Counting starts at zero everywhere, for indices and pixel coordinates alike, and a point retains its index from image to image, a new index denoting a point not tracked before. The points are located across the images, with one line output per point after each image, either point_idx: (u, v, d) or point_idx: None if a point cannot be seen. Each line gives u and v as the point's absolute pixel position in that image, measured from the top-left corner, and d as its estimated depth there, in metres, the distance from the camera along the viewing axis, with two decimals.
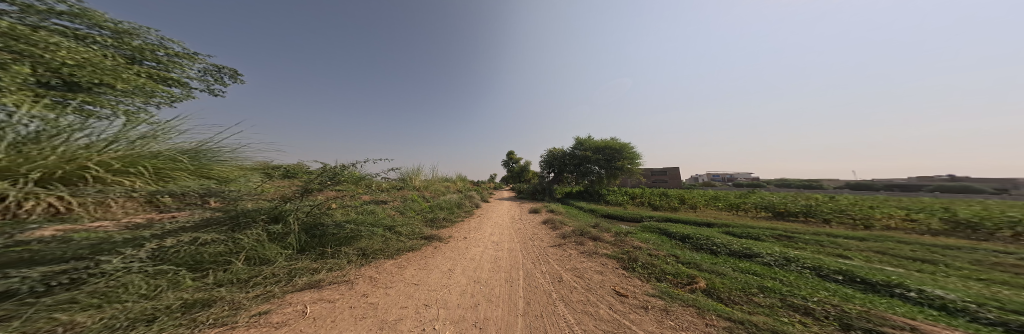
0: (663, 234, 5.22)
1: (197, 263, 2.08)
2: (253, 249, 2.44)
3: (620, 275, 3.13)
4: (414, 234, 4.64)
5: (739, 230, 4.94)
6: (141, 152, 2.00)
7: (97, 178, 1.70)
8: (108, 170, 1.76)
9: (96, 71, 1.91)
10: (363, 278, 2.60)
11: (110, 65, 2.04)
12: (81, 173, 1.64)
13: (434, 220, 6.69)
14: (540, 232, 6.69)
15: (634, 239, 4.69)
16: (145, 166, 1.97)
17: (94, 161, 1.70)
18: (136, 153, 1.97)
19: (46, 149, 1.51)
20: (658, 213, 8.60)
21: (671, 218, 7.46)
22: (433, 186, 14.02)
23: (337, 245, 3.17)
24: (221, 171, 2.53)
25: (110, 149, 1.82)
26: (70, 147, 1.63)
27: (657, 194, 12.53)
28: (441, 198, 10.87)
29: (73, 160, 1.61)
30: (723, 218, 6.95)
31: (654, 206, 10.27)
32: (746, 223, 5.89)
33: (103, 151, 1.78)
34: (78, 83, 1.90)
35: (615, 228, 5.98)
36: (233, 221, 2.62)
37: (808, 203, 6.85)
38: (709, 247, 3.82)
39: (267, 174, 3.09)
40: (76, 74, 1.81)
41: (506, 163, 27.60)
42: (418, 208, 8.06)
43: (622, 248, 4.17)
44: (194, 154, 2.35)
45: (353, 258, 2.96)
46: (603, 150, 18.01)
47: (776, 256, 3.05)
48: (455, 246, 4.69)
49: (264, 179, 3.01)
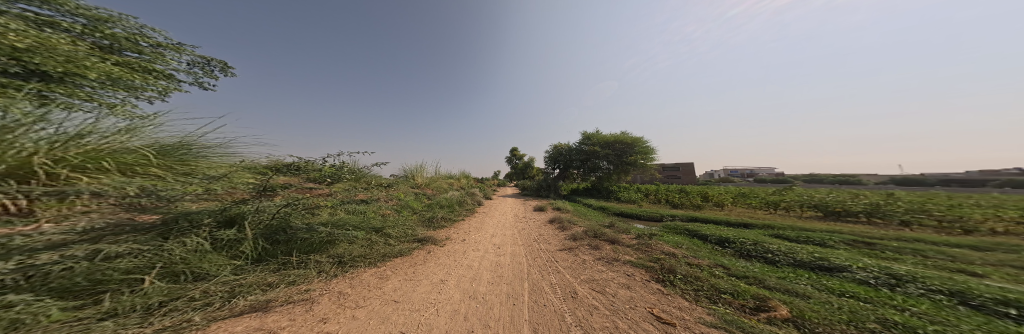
0: (692, 235, 4.45)
1: (90, 286, 1.32)
2: (184, 263, 1.72)
3: (654, 292, 2.42)
4: (407, 237, 4.14)
5: (793, 233, 4.08)
6: (116, 148, 1.56)
7: (52, 176, 1.28)
8: (67, 166, 1.34)
9: (55, 58, 1.36)
10: (328, 295, 2.11)
11: (70, 48, 1.48)
12: (36, 169, 1.22)
13: (433, 220, 6.20)
14: (548, 233, 6.01)
15: (661, 242, 3.93)
16: (131, 160, 1.58)
17: (49, 156, 1.27)
18: (111, 148, 1.54)
19: (13, 145, 1.12)
20: (679, 211, 7.76)
21: (696, 217, 6.60)
22: (436, 183, 13.73)
23: (310, 250, 2.67)
24: (203, 167, 2.01)
25: (75, 145, 1.39)
26: (32, 141, 1.22)
27: (676, 191, 11.54)
28: (443, 196, 10.50)
29: (33, 154, 1.21)
30: (761, 218, 6.03)
31: (674, 203, 9.37)
32: (795, 224, 4.97)
33: (67, 146, 1.36)
34: (46, 71, 1.39)
35: (636, 229, 5.22)
36: (166, 226, 1.89)
37: (869, 201, 5.79)
38: (761, 254, 3.05)
39: (277, 171, 2.66)
40: (42, 64, 1.30)
41: (511, 160, 27.05)
42: (417, 206, 7.66)
43: (648, 254, 3.44)
44: (189, 150, 1.97)
45: (317, 268, 2.45)
46: (615, 144, 16.87)
47: (875, 272, 2.21)
48: (452, 250, 4.18)
49: (253, 176, 2.42)
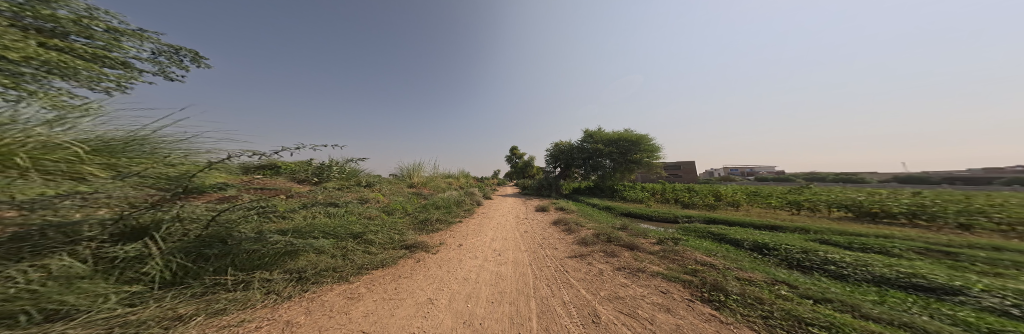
0: (720, 240, 3.92)
1: None
2: (40, 294, 1.09)
3: (707, 318, 1.84)
4: (392, 244, 3.54)
5: (839, 238, 3.56)
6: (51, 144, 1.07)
7: None
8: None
9: None
10: (268, 327, 1.54)
11: None
12: None
13: (427, 223, 5.61)
14: (555, 237, 5.43)
15: (690, 249, 3.38)
16: (67, 159, 1.10)
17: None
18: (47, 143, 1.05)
19: None
20: (693, 212, 7.24)
21: (713, 218, 6.08)
22: (434, 182, 13.19)
23: (258, 264, 2.05)
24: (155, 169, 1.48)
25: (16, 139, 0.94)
26: None
27: (684, 190, 11.04)
28: (440, 195, 9.96)
29: None
30: (787, 219, 5.53)
31: (684, 203, 8.86)
32: (832, 227, 4.46)
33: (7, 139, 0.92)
34: None
35: (653, 232, 4.67)
36: (22, 241, 1.16)
37: (904, 200, 5.32)
38: (818, 265, 2.53)
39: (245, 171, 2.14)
40: None
41: (511, 159, 26.49)
42: (411, 207, 7.09)
43: (680, 264, 2.88)
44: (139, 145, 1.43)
45: (261, 289, 1.86)
46: (619, 142, 16.33)
47: (1009, 297, 1.64)
48: (446, 258, 3.63)
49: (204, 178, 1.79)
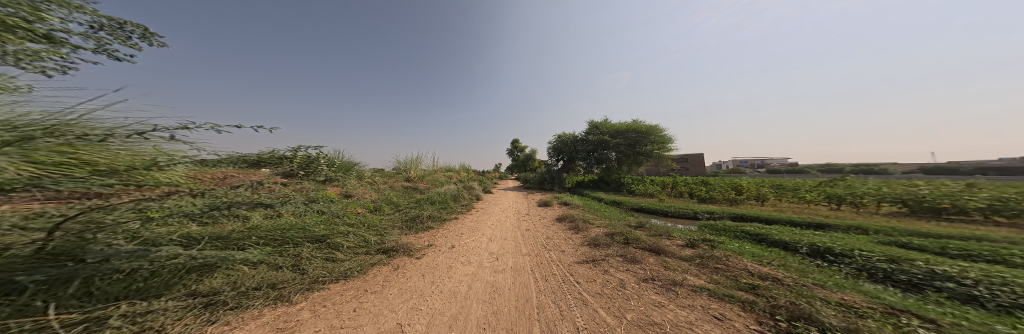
0: (759, 242, 3.27)
1: None
2: None
3: None
4: (365, 248, 2.97)
5: (924, 242, 2.86)
6: None
7: None
8: None
9: None
10: None
11: None
12: None
13: (419, 221, 5.04)
14: (562, 237, 4.82)
15: (731, 253, 2.73)
16: None
17: None
18: None
19: None
20: (713, 207, 6.54)
21: (740, 215, 5.39)
22: (433, 176, 12.67)
23: (129, 289, 1.30)
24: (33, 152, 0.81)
25: None
26: None
27: (698, 183, 10.29)
28: (437, 190, 9.42)
29: None
30: (833, 215, 4.82)
31: (701, 198, 8.15)
32: (896, 227, 3.72)
33: None
34: None
35: (679, 232, 4.02)
36: None
37: (976, 193, 4.54)
38: (923, 284, 1.97)
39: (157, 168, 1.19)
40: None
41: (512, 152, 25.82)
42: (403, 203, 6.54)
43: (724, 275, 2.24)
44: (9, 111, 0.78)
45: (129, 327, 1.16)
46: (626, 133, 15.41)
47: None
48: (432, 266, 3.07)
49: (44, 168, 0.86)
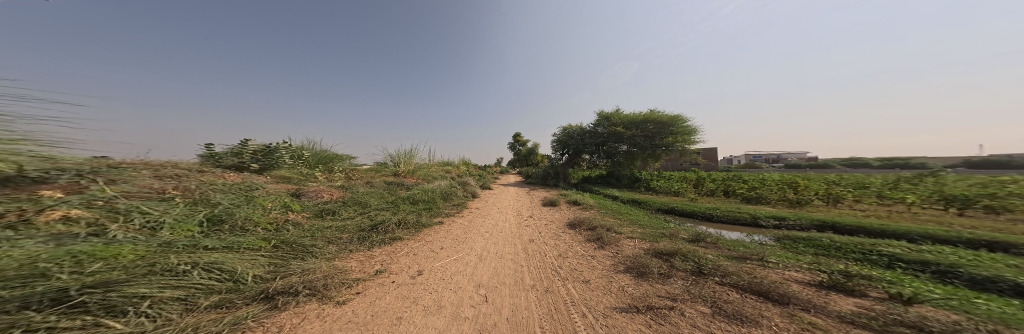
0: (955, 283, 1.81)
1: None
2: None
3: None
4: (211, 297, 1.36)
5: None
6: None
7: None
8: None
9: None
10: None
11: None
12: None
13: (384, 230, 3.65)
14: (582, 262, 3.35)
15: (969, 317, 1.28)
16: None
17: None
18: None
19: None
20: (774, 210, 5.02)
21: (829, 222, 3.87)
22: (424, 170, 11.29)
23: None
24: None
25: None
26: None
27: (735, 180, 8.66)
28: (425, 186, 8.03)
29: None
30: (981, 226, 3.30)
31: (747, 198, 6.59)
32: None
33: None
34: None
35: (778, 255, 2.51)
36: None
37: None
38: None
39: None
40: None
41: (512, 147, 24.30)
42: (375, 203, 5.18)
43: None
44: None
45: None
46: (641, 124, 13.77)
47: None
48: (360, 321, 1.63)
49: None
